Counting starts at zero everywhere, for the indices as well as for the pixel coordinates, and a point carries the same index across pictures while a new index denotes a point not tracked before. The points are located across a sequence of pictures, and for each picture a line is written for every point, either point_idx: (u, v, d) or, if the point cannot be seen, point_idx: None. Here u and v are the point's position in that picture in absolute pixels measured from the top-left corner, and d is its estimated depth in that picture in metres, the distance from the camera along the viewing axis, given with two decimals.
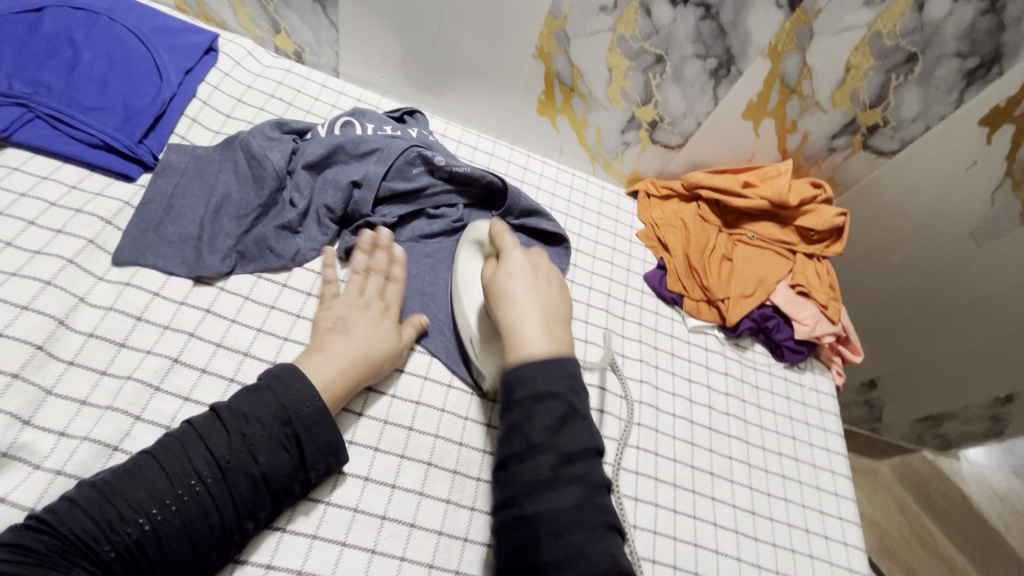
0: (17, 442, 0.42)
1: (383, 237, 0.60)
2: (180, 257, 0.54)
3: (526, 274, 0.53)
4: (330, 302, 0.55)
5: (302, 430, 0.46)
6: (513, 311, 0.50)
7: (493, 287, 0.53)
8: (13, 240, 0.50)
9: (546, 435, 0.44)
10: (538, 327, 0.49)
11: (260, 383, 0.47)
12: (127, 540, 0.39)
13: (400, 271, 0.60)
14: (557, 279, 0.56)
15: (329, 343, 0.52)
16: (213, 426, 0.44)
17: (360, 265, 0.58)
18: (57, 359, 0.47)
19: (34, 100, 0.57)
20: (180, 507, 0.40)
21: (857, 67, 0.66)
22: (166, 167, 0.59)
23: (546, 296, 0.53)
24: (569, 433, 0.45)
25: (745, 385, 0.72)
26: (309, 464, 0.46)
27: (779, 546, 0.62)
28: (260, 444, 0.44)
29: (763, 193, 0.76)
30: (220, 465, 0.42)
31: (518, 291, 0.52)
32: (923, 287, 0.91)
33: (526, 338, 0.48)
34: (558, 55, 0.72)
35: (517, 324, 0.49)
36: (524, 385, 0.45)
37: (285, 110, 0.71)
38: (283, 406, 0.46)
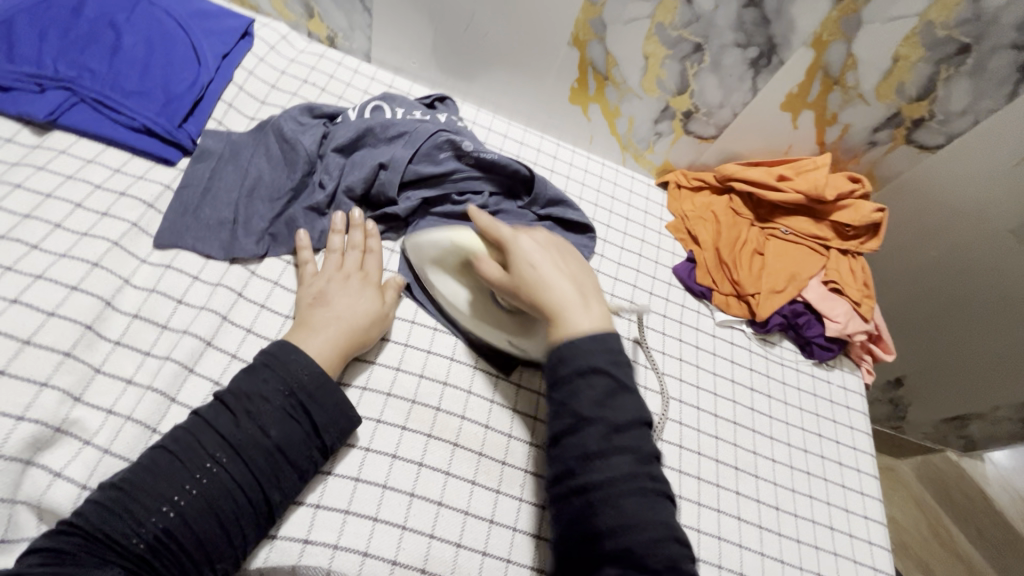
0: (69, 417, 0.44)
1: (356, 215, 0.59)
2: (217, 240, 0.56)
3: (545, 256, 0.52)
4: (311, 279, 0.55)
5: (306, 398, 0.47)
6: (553, 294, 0.50)
7: (519, 279, 0.51)
8: (61, 223, 0.52)
9: (594, 406, 0.45)
10: (579, 305, 0.50)
11: (255, 361, 0.47)
12: (155, 530, 0.39)
13: (377, 242, 0.59)
14: (567, 250, 0.55)
15: (313, 318, 0.52)
16: (218, 411, 0.44)
17: (335, 244, 0.57)
18: (105, 339, 0.48)
19: (79, 84, 0.58)
20: (202, 488, 0.41)
21: (905, 58, 0.64)
22: (204, 152, 0.60)
23: (570, 269, 0.53)
24: (619, 404, 0.45)
25: (770, 380, 0.72)
26: (322, 429, 0.47)
27: (803, 542, 0.62)
28: (268, 417, 0.45)
29: (798, 186, 0.74)
30: (232, 444, 0.43)
31: (547, 270, 0.51)
32: (961, 284, 0.89)
33: (576, 318, 0.49)
34: (594, 42, 0.71)
35: (563, 307, 0.49)
36: (568, 361, 0.47)
37: (318, 96, 0.71)
38: (284, 380, 0.47)
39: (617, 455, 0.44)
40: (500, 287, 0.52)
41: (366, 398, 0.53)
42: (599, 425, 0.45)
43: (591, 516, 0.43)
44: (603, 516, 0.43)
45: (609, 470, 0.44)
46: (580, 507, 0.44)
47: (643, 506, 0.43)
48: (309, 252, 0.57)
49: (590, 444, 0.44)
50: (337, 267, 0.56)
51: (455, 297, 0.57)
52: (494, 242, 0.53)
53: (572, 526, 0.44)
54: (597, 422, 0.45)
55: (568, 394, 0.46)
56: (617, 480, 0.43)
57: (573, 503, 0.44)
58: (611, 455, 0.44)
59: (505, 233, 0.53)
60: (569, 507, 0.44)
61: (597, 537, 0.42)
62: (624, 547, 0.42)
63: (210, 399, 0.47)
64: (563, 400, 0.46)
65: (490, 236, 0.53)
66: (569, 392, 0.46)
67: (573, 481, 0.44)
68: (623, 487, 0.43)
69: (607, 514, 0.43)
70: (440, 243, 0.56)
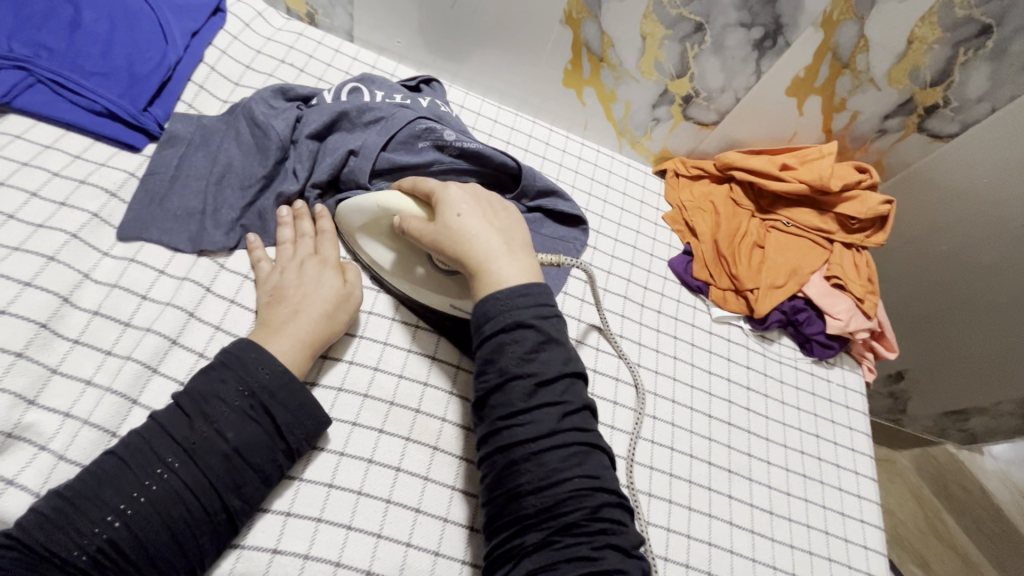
0: (22, 423, 0.42)
1: (299, 205, 0.56)
2: (184, 231, 0.53)
3: (471, 207, 0.50)
4: (269, 275, 0.52)
5: (267, 398, 0.44)
6: (476, 247, 0.48)
7: (443, 233, 0.49)
8: (15, 213, 0.49)
9: (520, 361, 0.44)
10: (505, 255, 0.49)
11: (213, 361, 0.45)
12: (98, 542, 0.37)
13: (330, 223, 0.55)
14: (497, 201, 0.53)
15: (274, 317, 0.49)
16: (172, 414, 0.42)
17: (286, 236, 0.54)
18: (62, 338, 0.46)
19: (35, 63, 0.54)
20: (151, 496, 0.39)
21: (921, 40, 0.60)
22: (172, 137, 0.57)
23: (499, 219, 0.51)
24: (545, 358, 0.44)
25: (767, 378, 0.69)
26: (285, 430, 0.44)
27: (796, 547, 0.59)
28: (226, 420, 0.43)
29: (803, 176, 0.70)
30: (185, 448, 0.41)
31: (472, 225, 0.49)
32: (968, 277, 0.85)
33: (500, 269, 0.48)
34: (588, 21, 0.67)
35: (487, 260, 0.48)
36: (494, 318, 0.45)
37: (295, 77, 0.67)
38: (242, 380, 0.44)
39: (541, 411, 0.43)
40: (425, 244, 0.49)
41: (342, 400, 0.51)
42: (523, 381, 0.43)
43: (515, 474, 0.42)
44: (528, 471, 0.42)
45: (530, 426, 0.42)
46: (505, 466, 0.42)
47: (567, 459, 0.42)
48: (260, 250, 0.54)
49: (516, 402, 0.43)
50: (292, 259, 0.53)
51: (387, 262, 0.55)
52: (420, 197, 0.51)
53: (496, 484, 0.42)
54: (522, 377, 0.43)
55: (495, 351, 0.44)
56: (539, 436, 0.42)
57: (498, 462, 0.43)
58: (537, 411, 0.43)
59: (431, 186, 0.51)
60: (495, 465, 0.43)
61: (521, 493, 0.41)
62: (547, 501, 0.41)
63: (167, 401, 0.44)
64: (488, 358, 0.45)
65: (416, 194, 0.51)
66: (494, 349, 0.44)
67: (497, 440, 0.43)
68: (544, 442, 0.42)
69: (532, 470, 0.41)
70: (363, 210, 0.53)
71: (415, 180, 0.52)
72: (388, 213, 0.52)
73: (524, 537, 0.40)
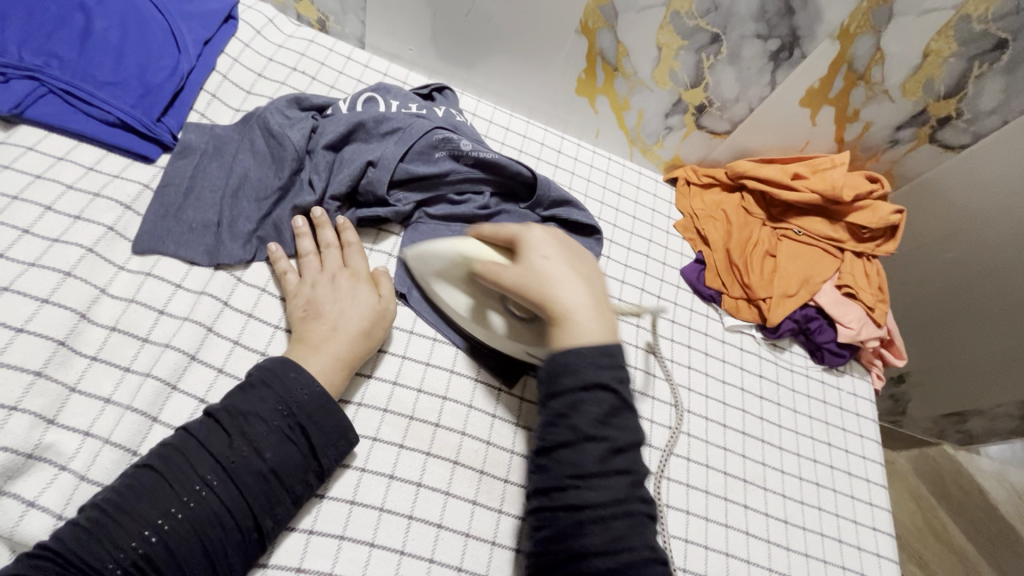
0: (42, 443, 0.41)
1: (317, 213, 0.55)
2: (201, 244, 0.52)
3: (556, 252, 0.49)
4: (296, 287, 0.52)
5: (305, 419, 0.44)
6: (562, 296, 0.47)
7: (529, 276, 0.48)
8: (30, 227, 0.48)
9: (596, 424, 0.43)
10: (590, 308, 0.47)
11: (252, 378, 0.44)
12: (134, 555, 0.37)
13: (353, 235, 0.55)
14: (579, 250, 0.52)
15: (311, 333, 0.49)
16: (212, 429, 0.41)
17: (309, 248, 0.54)
18: (80, 355, 0.45)
19: (47, 73, 0.53)
20: (187, 514, 0.39)
21: (936, 54, 0.60)
22: (186, 148, 0.56)
23: (581, 268, 0.50)
24: (620, 423, 0.44)
25: (780, 387, 0.69)
26: (321, 451, 0.44)
27: (811, 556, 0.60)
28: (264, 439, 0.42)
29: (814, 185, 0.71)
30: (224, 467, 0.41)
31: (558, 272, 0.48)
32: (972, 284, 0.86)
33: (587, 323, 0.46)
34: (604, 30, 0.67)
35: (573, 311, 0.46)
36: (575, 374, 0.43)
37: (308, 85, 0.67)
38: (282, 399, 0.44)
39: (614, 477, 0.42)
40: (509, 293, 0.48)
41: (362, 415, 0.50)
42: (597, 444, 0.42)
43: (579, 533, 0.41)
44: (592, 534, 0.41)
45: (602, 491, 0.42)
46: (570, 525, 0.41)
47: (633, 527, 0.42)
48: (284, 260, 0.53)
49: (587, 463, 0.42)
50: (320, 271, 0.53)
51: (466, 310, 0.53)
52: (502, 243, 0.50)
53: (557, 540, 0.42)
54: (600, 440, 0.42)
55: (569, 407, 0.43)
56: (609, 502, 0.42)
57: (562, 519, 0.42)
58: (606, 477, 0.42)
59: (514, 233, 0.50)
60: (557, 522, 0.42)
61: (583, 557, 0.41)
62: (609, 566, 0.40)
63: (201, 414, 0.44)
64: (562, 412, 0.43)
65: (496, 236, 0.50)
66: (569, 405, 0.43)
67: (564, 497, 0.42)
68: (612, 509, 0.42)
69: (597, 535, 0.41)
70: (444, 256, 0.51)
71: (496, 225, 0.51)
72: (471, 260, 0.50)
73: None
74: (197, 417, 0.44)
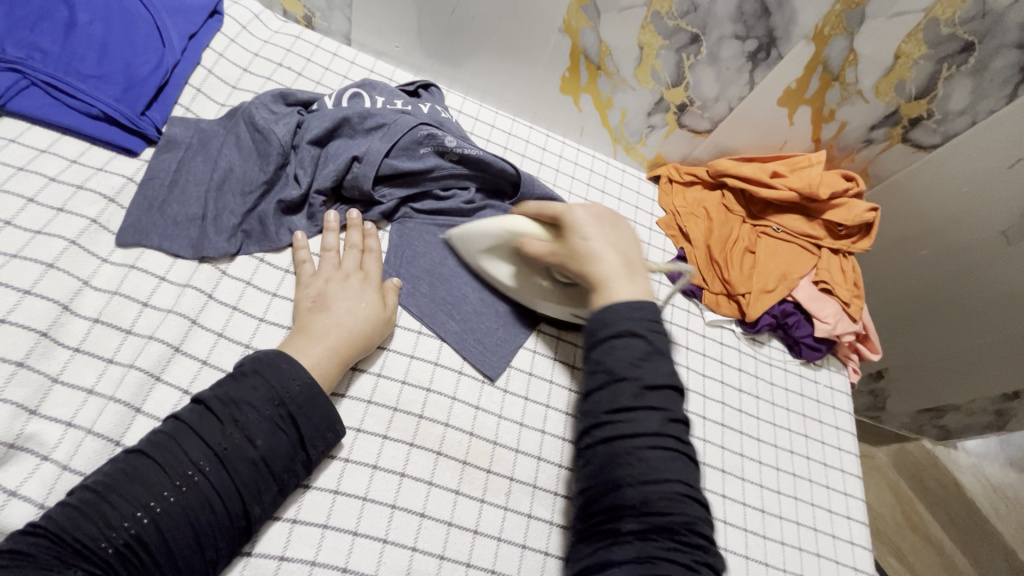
0: (24, 433, 0.41)
1: (352, 215, 0.57)
2: (186, 237, 0.52)
3: (596, 229, 0.51)
4: (309, 280, 0.53)
5: (296, 409, 0.44)
6: (598, 268, 0.49)
7: (569, 254, 0.51)
8: (12, 219, 0.48)
9: (631, 365, 0.44)
10: (624, 277, 0.49)
11: (244, 367, 0.45)
12: (126, 535, 0.37)
13: (376, 242, 0.58)
14: (622, 223, 0.54)
15: (313, 324, 0.50)
16: (205, 417, 0.42)
17: (332, 243, 0.55)
18: (62, 346, 0.45)
19: (30, 65, 0.53)
20: (178, 498, 0.39)
21: (907, 56, 0.62)
22: (171, 142, 0.56)
23: (620, 240, 0.52)
24: (652, 367, 0.44)
25: (760, 381, 0.71)
26: (309, 442, 0.45)
27: (787, 544, 0.61)
28: (255, 428, 0.43)
29: (792, 184, 0.73)
30: (216, 454, 0.41)
31: (598, 247, 0.50)
32: (947, 280, 0.88)
33: (621, 290, 0.48)
34: (587, 30, 0.68)
35: (607, 279, 0.48)
36: (606, 324, 0.46)
37: (294, 81, 0.67)
38: (274, 388, 0.44)
39: (647, 412, 0.43)
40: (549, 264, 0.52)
41: (347, 406, 0.51)
42: (631, 382, 0.43)
43: (617, 466, 0.42)
44: (630, 466, 0.42)
45: (635, 423, 0.42)
46: (609, 458, 0.42)
47: (667, 461, 0.42)
48: (305, 251, 0.55)
49: (621, 399, 0.43)
50: (336, 267, 0.54)
51: (512, 281, 0.58)
52: (546, 221, 0.53)
53: (597, 476, 0.43)
54: (631, 380, 0.43)
55: (603, 353, 0.45)
56: (643, 434, 0.42)
57: (601, 453, 0.43)
58: (640, 411, 0.43)
59: (558, 210, 0.52)
60: (596, 456, 0.43)
61: (620, 487, 0.42)
62: (647, 498, 0.41)
63: (192, 402, 0.44)
64: (598, 359, 0.45)
65: (541, 216, 0.53)
66: (603, 350, 0.45)
67: (600, 432, 0.43)
68: (649, 440, 0.42)
69: (634, 465, 0.41)
70: (489, 233, 0.55)
71: (540, 204, 0.53)
72: (519, 238, 0.54)
73: (620, 528, 0.41)
74: (187, 405, 0.44)
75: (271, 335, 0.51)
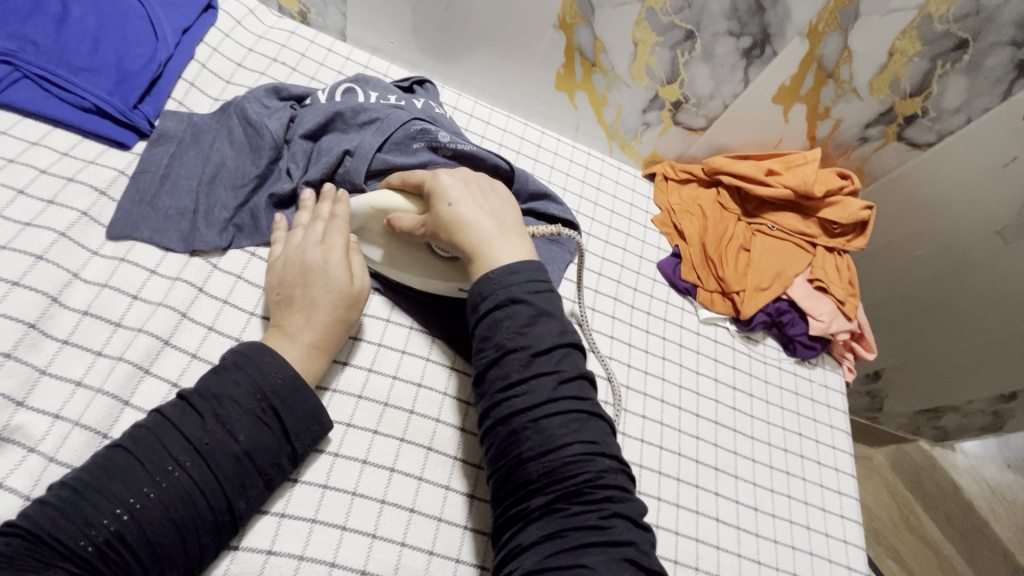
0: (11, 424, 0.41)
1: (326, 188, 0.53)
2: (177, 231, 0.52)
3: (462, 193, 0.50)
4: (277, 263, 0.51)
5: (279, 403, 0.44)
6: (469, 234, 0.48)
7: (438, 223, 0.49)
8: (3, 211, 0.48)
9: (514, 334, 0.44)
10: (497, 237, 0.49)
11: (226, 362, 0.44)
12: (105, 532, 0.37)
13: (344, 209, 0.52)
14: (490, 185, 0.53)
15: (286, 321, 0.48)
16: (186, 412, 0.42)
17: (300, 224, 0.53)
18: (51, 338, 0.45)
19: (22, 58, 0.53)
20: (160, 493, 0.39)
21: (901, 53, 0.62)
22: (162, 136, 0.56)
23: (489, 202, 0.51)
24: (537, 331, 0.44)
25: (753, 379, 0.70)
26: (294, 436, 0.44)
27: (780, 542, 0.61)
28: (239, 422, 0.42)
29: (787, 182, 0.73)
30: (198, 448, 0.41)
31: (468, 211, 0.49)
32: (943, 280, 0.88)
33: (495, 252, 0.48)
34: (582, 26, 0.68)
35: (481, 243, 0.48)
36: (487, 296, 0.46)
37: (288, 76, 0.67)
38: (256, 382, 0.44)
39: (539, 381, 0.43)
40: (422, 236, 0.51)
41: (337, 401, 0.51)
42: (520, 353, 0.44)
43: (516, 442, 0.42)
44: (528, 439, 0.42)
45: (528, 395, 0.43)
46: (507, 435, 0.43)
47: (564, 425, 0.42)
48: (283, 231, 0.54)
49: (513, 373, 0.44)
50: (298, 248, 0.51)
51: (389, 258, 0.55)
52: (411, 191, 0.51)
53: (500, 457, 0.43)
54: (519, 350, 0.44)
55: (491, 327, 0.45)
56: (536, 404, 0.42)
57: (500, 432, 0.43)
58: (533, 381, 0.43)
59: (421, 178, 0.51)
60: (497, 436, 0.43)
61: (523, 460, 0.42)
62: (548, 466, 0.41)
63: (173, 398, 0.44)
64: (486, 334, 0.45)
65: (408, 186, 0.52)
66: (489, 325, 0.45)
67: (497, 412, 0.43)
68: (543, 407, 0.42)
69: (533, 437, 0.42)
70: (359, 211, 0.52)
71: (403, 174, 0.52)
72: (387, 213, 0.52)
73: (530, 505, 0.41)
74: (168, 401, 0.44)
75: (261, 328, 0.51)
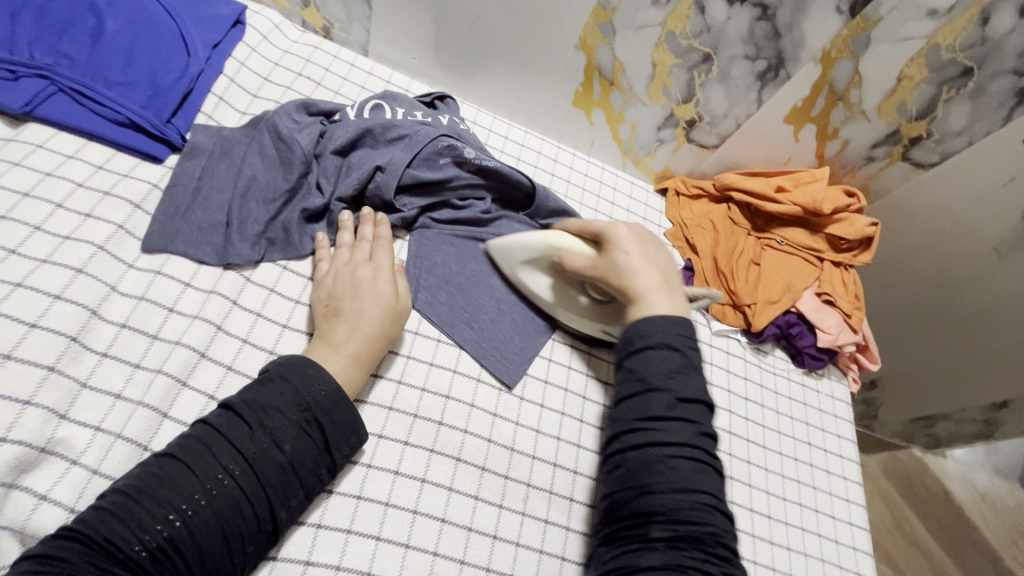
0: (54, 437, 0.42)
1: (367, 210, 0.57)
2: (211, 244, 0.53)
3: (636, 246, 0.57)
4: (323, 277, 0.54)
5: (322, 415, 0.45)
6: (639, 282, 0.54)
7: (610, 269, 0.56)
8: (41, 224, 0.48)
9: (664, 375, 0.48)
10: (663, 291, 0.55)
11: (271, 373, 0.45)
12: (159, 538, 0.37)
13: (386, 230, 0.57)
14: (658, 243, 0.59)
15: (331, 332, 0.50)
16: (233, 421, 0.42)
17: (345, 241, 0.56)
18: (91, 351, 0.45)
19: (58, 72, 0.54)
20: (210, 501, 0.39)
21: (909, 78, 0.65)
22: (194, 150, 0.57)
23: (657, 257, 0.57)
24: (684, 379, 0.48)
25: (764, 390, 0.72)
26: (334, 447, 0.45)
27: (793, 549, 0.63)
28: (283, 432, 0.43)
29: (796, 199, 0.75)
30: (246, 458, 0.41)
31: (639, 263, 0.55)
32: (941, 293, 0.91)
33: (658, 303, 0.53)
34: (602, 47, 0.70)
35: (648, 292, 0.54)
36: (643, 335, 0.50)
37: (313, 90, 0.68)
38: (300, 393, 0.45)
39: (679, 422, 0.46)
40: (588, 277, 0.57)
41: (369, 413, 0.52)
42: (664, 394, 0.47)
43: (649, 471, 0.45)
44: (661, 471, 0.45)
45: (670, 431, 0.46)
46: (640, 462, 0.45)
47: (695, 470, 0.45)
48: (326, 250, 0.56)
49: (654, 408, 0.47)
50: (347, 263, 0.54)
51: (548, 293, 0.61)
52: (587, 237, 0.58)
53: (628, 479, 0.46)
54: (663, 390, 0.47)
55: (639, 362, 0.49)
56: (676, 442, 0.45)
57: (634, 458, 0.46)
58: (673, 421, 0.46)
59: (599, 228, 0.58)
60: (629, 461, 0.46)
61: (651, 491, 0.44)
62: (677, 503, 0.43)
63: (219, 406, 0.44)
64: (633, 368, 0.50)
65: (584, 232, 0.58)
66: (639, 360, 0.49)
67: (634, 437, 0.47)
68: (680, 448, 0.45)
69: (664, 470, 0.44)
70: (531, 246, 0.59)
71: (582, 223, 0.59)
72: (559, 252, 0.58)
73: (650, 534, 0.43)
74: (212, 410, 0.45)
75: (295, 341, 0.52)
